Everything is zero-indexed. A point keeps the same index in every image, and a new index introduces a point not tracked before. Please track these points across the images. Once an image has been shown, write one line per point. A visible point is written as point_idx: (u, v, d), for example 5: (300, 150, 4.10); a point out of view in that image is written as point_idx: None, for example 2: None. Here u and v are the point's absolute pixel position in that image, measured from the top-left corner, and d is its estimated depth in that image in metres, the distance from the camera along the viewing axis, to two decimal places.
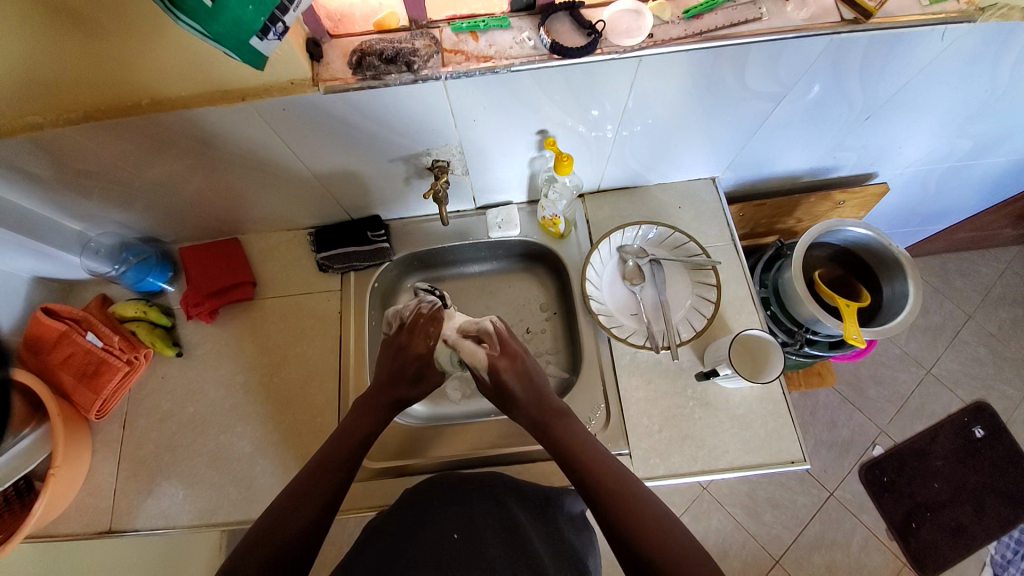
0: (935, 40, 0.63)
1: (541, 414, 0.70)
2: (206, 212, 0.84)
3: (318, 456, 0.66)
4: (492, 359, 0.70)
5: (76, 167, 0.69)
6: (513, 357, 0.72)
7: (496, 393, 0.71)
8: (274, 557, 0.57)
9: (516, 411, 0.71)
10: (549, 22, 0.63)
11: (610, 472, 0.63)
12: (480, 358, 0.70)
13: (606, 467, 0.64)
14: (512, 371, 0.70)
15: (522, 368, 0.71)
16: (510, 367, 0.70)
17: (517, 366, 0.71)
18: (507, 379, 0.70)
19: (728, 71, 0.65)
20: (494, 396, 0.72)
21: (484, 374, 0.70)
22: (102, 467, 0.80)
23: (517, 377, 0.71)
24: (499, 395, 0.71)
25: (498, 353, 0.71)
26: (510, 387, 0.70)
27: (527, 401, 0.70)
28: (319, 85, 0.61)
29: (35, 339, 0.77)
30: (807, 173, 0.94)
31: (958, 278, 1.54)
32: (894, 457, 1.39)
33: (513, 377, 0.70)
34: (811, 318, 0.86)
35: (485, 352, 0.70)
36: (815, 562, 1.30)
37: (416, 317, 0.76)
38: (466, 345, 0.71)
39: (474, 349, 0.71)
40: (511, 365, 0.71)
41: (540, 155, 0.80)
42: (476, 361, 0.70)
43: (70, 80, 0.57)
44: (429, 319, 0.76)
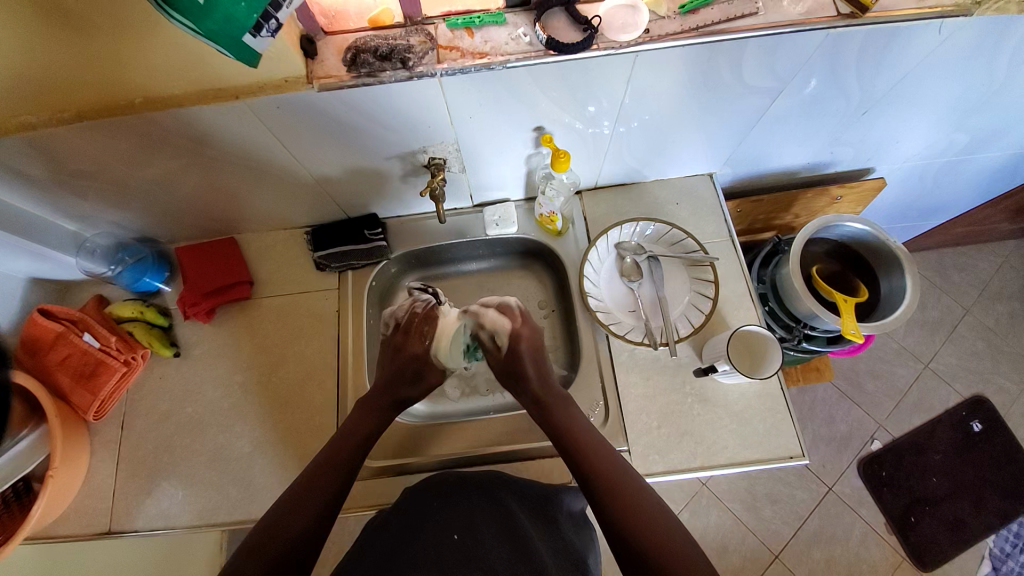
0: (931, 34, 0.63)
1: (547, 394, 0.71)
2: (202, 211, 0.84)
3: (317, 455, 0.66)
4: (515, 327, 0.74)
5: (70, 167, 0.68)
6: (533, 327, 0.76)
7: (507, 366, 0.74)
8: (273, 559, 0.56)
9: (523, 387, 0.72)
10: (545, 18, 0.63)
11: (611, 467, 0.63)
12: (502, 327, 0.74)
13: (606, 462, 0.63)
14: (529, 342, 0.74)
15: (537, 342, 0.76)
16: (530, 339, 0.75)
17: (535, 340, 0.75)
18: (523, 356, 0.73)
19: (724, 66, 0.65)
20: (503, 371, 0.74)
21: (505, 344, 0.74)
22: (100, 468, 0.80)
23: (531, 352, 0.74)
24: (510, 371, 0.74)
25: (520, 323, 0.75)
26: (523, 360, 0.73)
27: (535, 381, 0.72)
28: (314, 83, 0.60)
29: (32, 340, 0.77)
30: (804, 168, 0.94)
31: (956, 273, 1.54)
32: (892, 451, 1.39)
33: (531, 352, 0.74)
34: (809, 314, 0.86)
35: (508, 321, 0.74)
36: (814, 557, 1.30)
37: (413, 317, 0.77)
38: (490, 314, 0.75)
39: (498, 318, 0.74)
40: (530, 335, 0.75)
41: (537, 152, 0.80)
42: (499, 329, 0.74)
43: (64, 80, 0.57)
44: (424, 317, 0.77)
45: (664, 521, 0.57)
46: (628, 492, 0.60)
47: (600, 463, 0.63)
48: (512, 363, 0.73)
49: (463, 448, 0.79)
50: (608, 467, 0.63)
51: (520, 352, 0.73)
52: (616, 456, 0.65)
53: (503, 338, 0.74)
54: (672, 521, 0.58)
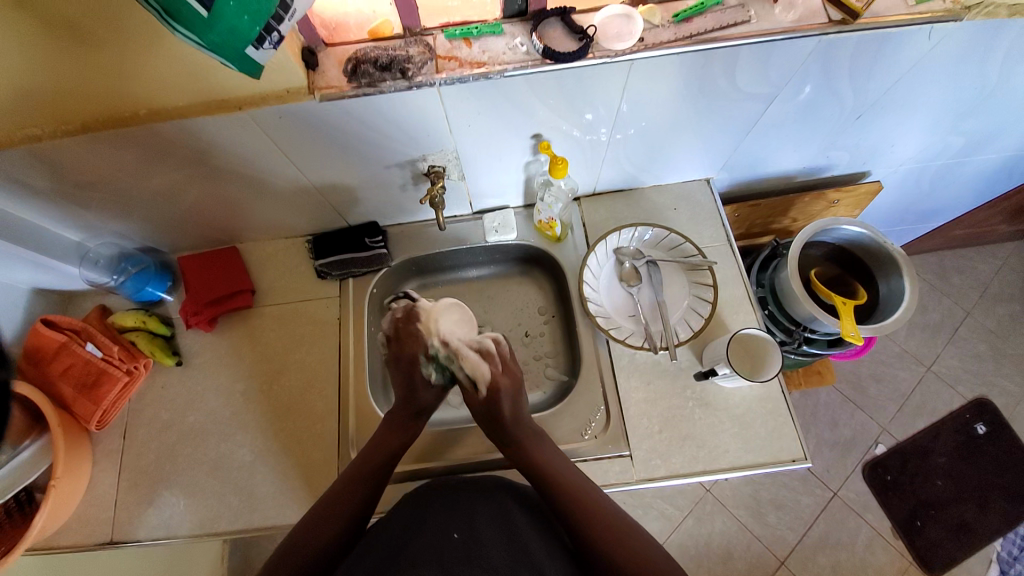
0: (921, 39, 0.64)
1: (520, 433, 0.71)
2: (204, 221, 0.85)
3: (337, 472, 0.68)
4: (494, 375, 0.73)
5: (74, 178, 0.69)
6: (514, 375, 0.75)
7: (485, 409, 0.73)
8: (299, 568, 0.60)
9: (499, 429, 0.72)
10: (541, 28, 0.64)
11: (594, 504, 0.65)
12: (481, 372, 0.73)
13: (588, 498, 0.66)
14: (509, 387, 0.74)
15: (517, 386, 0.75)
16: (510, 385, 0.74)
17: (515, 384, 0.75)
18: (503, 397, 0.72)
19: (719, 73, 0.66)
20: (479, 413, 0.73)
21: (484, 390, 0.73)
22: (102, 478, 0.80)
23: (511, 391, 0.74)
24: (488, 414, 0.73)
25: (500, 370, 0.74)
26: (501, 403, 0.72)
27: (510, 421, 0.72)
28: (316, 93, 0.61)
29: (34, 350, 0.77)
30: (801, 172, 0.94)
31: (956, 275, 1.54)
32: (896, 456, 1.38)
33: (509, 397, 0.73)
34: (809, 317, 0.86)
35: (487, 368, 0.73)
36: (820, 563, 1.30)
37: (398, 325, 0.77)
38: (470, 356, 0.73)
39: (478, 363, 0.73)
40: (510, 382, 0.74)
41: (535, 159, 0.81)
42: (478, 373, 0.73)
43: (70, 93, 0.58)
44: (406, 319, 0.77)
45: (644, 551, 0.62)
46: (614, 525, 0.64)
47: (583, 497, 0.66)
48: (491, 405, 0.72)
49: (465, 455, 0.79)
50: (594, 503, 0.65)
51: (499, 393, 0.72)
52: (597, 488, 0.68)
53: (481, 383, 0.73)
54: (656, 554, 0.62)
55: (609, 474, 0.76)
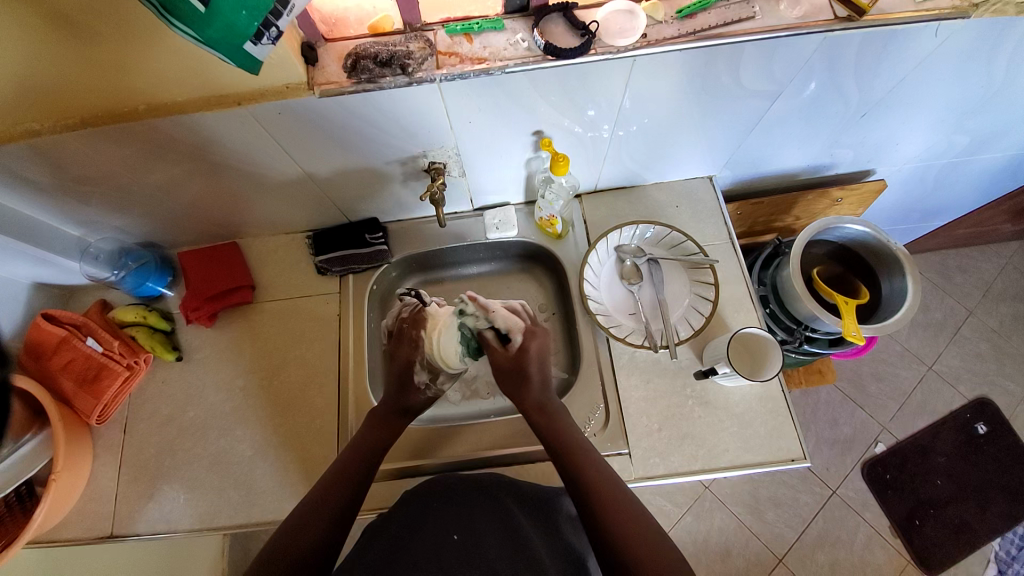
0: (928, 37, 0.63)
1: (545, 399, 0.73)
2: (205, 216, 0.84)
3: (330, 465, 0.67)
4: (526, 326, 0.75)
5: (74, 173, 0.69)
6: (541, 335, 0.77)
7: (515, 367, 0.73)
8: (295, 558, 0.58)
9: (527, 393, 0.73)
10: (543, 23, 0.63)
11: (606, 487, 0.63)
12: (514, 324, 0.73)
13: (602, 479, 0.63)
14: (538, 348, 0.75)
15: (545, 350, 0.76)
16: (539, 347, 0.75)
17: (543, 344, 0.76)
18: (531, 359, 0.74)
19: (723, 70, 0.65)
20: (507, 371, 0.74)
21: (517, 343, 0.73)
22: (102, 472, 0.80)
23: (540, 354, 0.75)
24: (516, 372, 0.73)
25: (530, 328, 0.76)
26: (530, 365, 0.74)
27: (535, 386, 0.73)
28: (315, 89, 0.61)
29: (35, 344, 0.78)
30: (805, 170, 0.93)
31: (959, 275, 1.53)
32: (896, 455, 1.38)
33: (537, 356, 0.75)
34: (810, 316, 0.86)
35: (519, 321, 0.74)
36: (818, 561, 1.30)
37: (404, 325, 0.76)
38: (501, 311, 0.73)
39: (510, 315, 0.73)
40: (538, 342, 0.76)
41: (536, 155, 0.80)
42: (513, 326, 0.73)
43: (68, 88, 0.58)
44: (413, 323, 0.75)
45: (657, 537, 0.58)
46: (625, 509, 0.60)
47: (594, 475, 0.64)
48: (519, 363, 0.73)
49: (462, 451, 0.79)
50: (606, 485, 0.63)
51: (530, 352, 0.74)
52: (608, 467, 0.66)
53: (516, 335, 0.73)
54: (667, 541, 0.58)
55: None
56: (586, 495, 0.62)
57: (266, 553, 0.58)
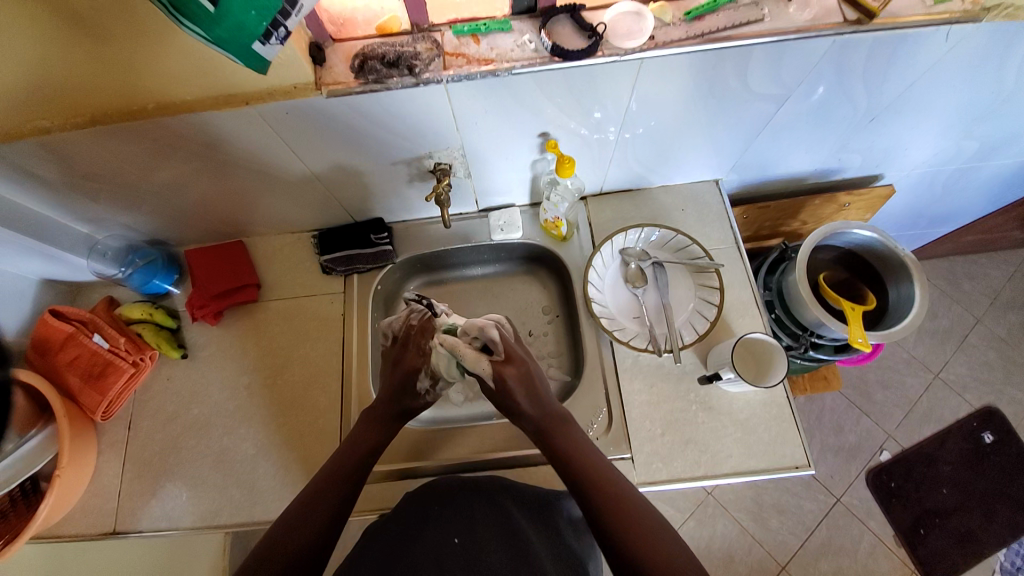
0: (939, 41, 0.62)
1: (544, 419, 0.69)
2: (212, 214, 0.85)
3: (332, 465, 0.67)
4: (496, 367, 0.67)
5: (83, 170, 0.69)
6: (520, 362, 0.70)
7: (500, 401, 0.70)
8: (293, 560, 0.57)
9: (521, 418, 0.70)
10: (550, 25, 0.63)
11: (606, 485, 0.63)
12: (482, 369, 0.67)
13: (603, 477, 0.64)
14: (517, 377, 0.69)
15: (526, 374, 0.69)
16: (517, 377, 0.68)
17: (524, 372, 0.69)
18: (512, 389, 0.68)
19: (730, 73, 0.65)
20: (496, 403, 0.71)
21: (491, 383, 0.68)
22: (106, 468, 0.81)
23: (522, 383, 0.69)
24: (502, 401, 0.70)
25: (502, 360, 0.68)
26: (514, 393, 0.68)
27: (529, 412, 0.69)
28: (322, 89, 0.61)
29: (41, 340, 0.78)
30: (812, 174, 0.93)
31: (967, 282, 1.52)
32: (902, 463, 1.37)
33: (518, 383, 0.68)
34: (816, 322, 0.86)
35: (488, 364, 0.67)
36: (822, 569, 1.29)
37: (411, 331, 0.76)
38: (467, 355, 0.67)
39: (476, 360, 0.67)
40: (516, 370, 0.69)
41: (542, 157, 0.80)
42: (480, 371, 0.67)
43: (78, 86, 0.58)
44: (421, 331, 0.76)
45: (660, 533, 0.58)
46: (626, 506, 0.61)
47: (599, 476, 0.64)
48: (504, 398, 0.69)
49: (464, 453, 0.79)
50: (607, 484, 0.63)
51: (509, 386, 0.68)
52: (613, 470, 0.66)
53: (487, 377, 0.68)
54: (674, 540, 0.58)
55: None
56: (586, 495, 0.62)
57: (263, 550, 0.58)
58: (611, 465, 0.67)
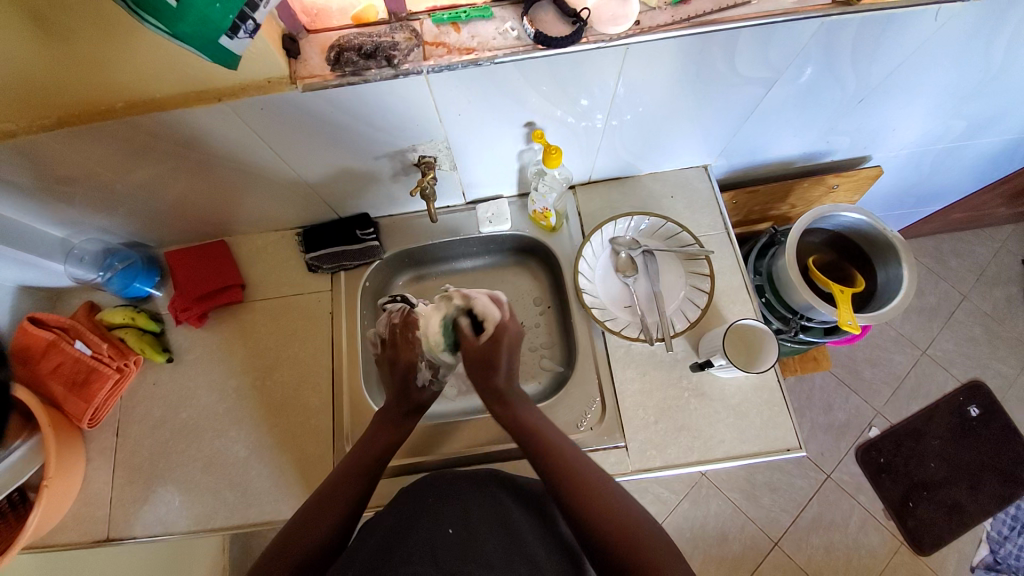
0: (928, 20, 0.62)
1: (508, 389, 0.72)
2: (192, 214, 0.83)
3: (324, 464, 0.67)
4: (503, 319, 0.72)
5: (55, 173, 0.67)
6: (514, 327, 0.73)
7: (484, 355, 0.70)
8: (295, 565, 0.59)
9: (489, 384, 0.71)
10: (533, 11, 0.61)
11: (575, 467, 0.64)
12: (492, 314, 0.71)
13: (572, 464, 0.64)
14: (509, 340, 0.72)
15: (515, 342, 0.73)
16: (511, 339, 0.72)
17: (516, 339, 0.74)
18: (501, 352, 0.71)
19: (718, 56, 0.63)
20: (477, 359, 0.70)
21: (490, 331, 0.71)
22: (96, 476, 0.79)
23: (509, 347, 0.72)
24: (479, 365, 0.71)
25: (508, 318, 0.73)
26: (501, 354, 0.71)
27: (502, 373, 0.71)
28: (297, 83, 0.59)
29: (23, 349, 0.76)
30: (801, 157, 0.92)
31: (953, 259, 1.53)
32: (890, 438, 1.39)
33: (507, 350, 0.72)
34: (805, 305, 0.86)
35: (498, 313, 0.71)
36: (813, 543, 1.32)
37: (394, 330, 0.76)
38: (481, 300, 0.72)
39: (489, 305, 0.71)
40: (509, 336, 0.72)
41: (528, 147, 0.79)
42: (489, 317, 0.71)
43: (43, 87, 0.56)
44: (404, 326, 0.76)
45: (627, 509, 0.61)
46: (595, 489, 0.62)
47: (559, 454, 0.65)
48: (490, 353, 0.70)
49: (457, 449, 0.79)
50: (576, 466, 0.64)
51: (501, 345, 0.71)
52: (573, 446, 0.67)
53: (491, 325, 0.71)
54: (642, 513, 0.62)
55: (605, 465, 0.75)
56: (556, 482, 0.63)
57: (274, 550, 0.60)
58: (574, 446, 0.67)
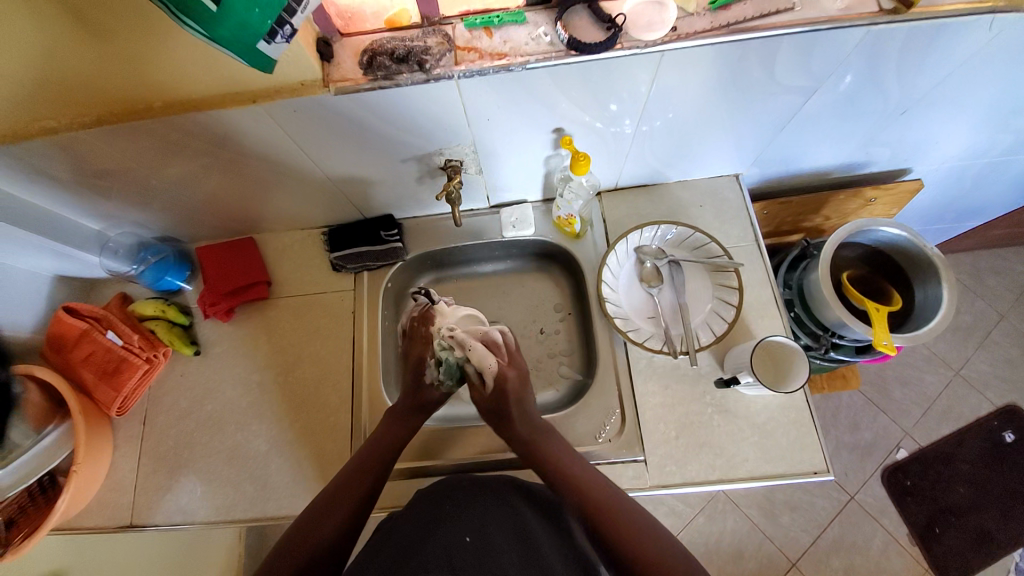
0: (980, 31, 0.59)
1: (527, 430, 0.71)
2: (222, 211, 0.84)
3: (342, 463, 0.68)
4: (501, 367, 0.72)
5: (92, 167, 0.68)
6: (520, 369, 0.75)
7: (493, 407, 0.72)
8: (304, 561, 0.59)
9: (507, 429, 0.71)
10: (567, 15, 0.61)
11: (605, 499, 0.63)
12: (488, 365, 0.72)
13: (603, 496, 0.63)
14: (518, 378, 0.73)
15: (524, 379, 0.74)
16: (517, 380, 0.73)
17: (522, 378, 0.74)
18: (510, 398, 0.72)
19: (754, 65, 0.61)
20: (488, 410, 0.73)
21: (492, 384, 0.72)
22: (122, 463, 0.81)
23: (522, 386, 0.73)
24: (495, 412, 0.72)
25: (506, 362, 0.73)
26: (510, 400, 0.72)
27: (518, 421, 0.71)
28: (330, 86, 0.59)
29: (57, 338, 0.78)
30: (837, 169, 0.89)
31: (992, 277, 1.47)
32: (918, 461, 1.34)
33: (516, 397, 0.72)
34: (837, 322, 0.83)
35: (494, 361, 0.72)
36: (833, 565, 1.27)
37: (413, 322, 0.79)
38: (478, 349, 0.72)
39: (485, 355, 0.72)
40: (517, 373, 0.74)
41: (555, 153, 0.78)
42: (486, 368, 0.72)
43: (83, 86, 0.57)
44: (421, 319, 0.78)
45: (659, 536, 0.60)
46: (626, 517, 0.61)
47: (588, 486, 0.64)
48: (496, 403, 0.72)
49: (471, 454, 0.79)
50: (604, 495, 0.63)
51: (506, 395, 0.71)
52: (603, 476, 0.67)
53: (489, 376, 0.71)
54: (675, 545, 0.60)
55: (622, 479, 0.74)
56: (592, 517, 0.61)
57: (287, 539, 0.61)
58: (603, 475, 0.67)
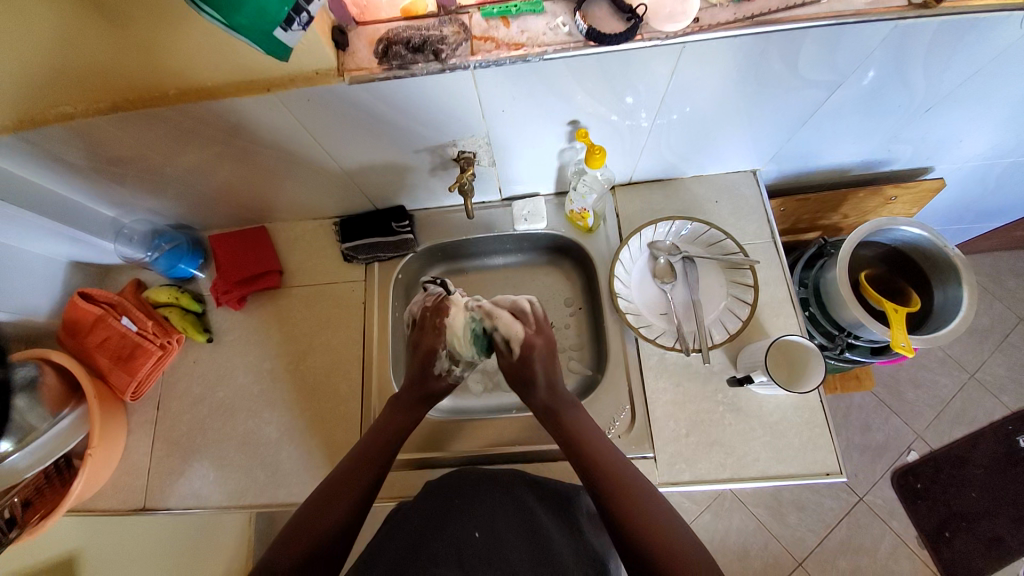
0: (1013, 28, 0.57)
1: (553, 402, 0.71)
2: (236, 199, 0.84)
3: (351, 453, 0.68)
4: (527, 334, 0.71)
5: (107, 154, 0.69)
6: (547, 337, 0.74)
7: (517, 371, 0.72)
8: (310, 552, 0.59)
9: (532, 395, 0.72)
10: (586, 5, 0.59)
11: (623, 489, 0.62)
12: (515, 333, 0.71)
13: (621, 486, 0.62)
14: (542, 348, 0.72)
15: (550, 350, 0.73)
16: (543, 348, 0.72)
17: (548, 348, 0.73)
18: (535, 364, 0.71)
19: (776, 58, 0.60)
20: (512, 374, 0.72)
21: (518, 350, 0.71)
22: (136, 447, 0.83)
23: (545, 355, 0.72)
24: (518, 378, 0.72)
25: (534, 331, 0.72)
26: (534, 367, 0.71)
27: (543, 388, 0.71)
28: (344, 76, 0.59)
29: (72, 322, 0.79)
30: (857, 166, 0.87)
31: (1011, 279, 1.44)
32: (929, 464, 1.33)
33: (541, 362, 0.72)
34: (854, 322, 0.81)
35: (520, 329, 0.71)
36: (839, 567, 1.27)
37: (426, 313, 0.75)
38: (504, 318, 0.71)
39: (512, 323, 0.71)
40: (543, 342, 0.73)
41: (570, 146, 0.77)
42: (512, 334, 0.71)
43: (98, 72, 0.57)
44: (434, 311, 0.74)
45: (674, 530, 0.59)
46: (640, 511, 0.60)
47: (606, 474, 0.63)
48: (523, 368, 0.71)
49: (478, 447, 0.78)
50: (622, 485, 0.62)
51: (532, 357, 0.71)
52: (627, 464, 0.65)
53: (516, 344, 0.71)
54: (690, 538, 0.59)
55: None
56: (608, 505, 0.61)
57: (289, 529, 0.61)
58: (625, 461, 0.66)
